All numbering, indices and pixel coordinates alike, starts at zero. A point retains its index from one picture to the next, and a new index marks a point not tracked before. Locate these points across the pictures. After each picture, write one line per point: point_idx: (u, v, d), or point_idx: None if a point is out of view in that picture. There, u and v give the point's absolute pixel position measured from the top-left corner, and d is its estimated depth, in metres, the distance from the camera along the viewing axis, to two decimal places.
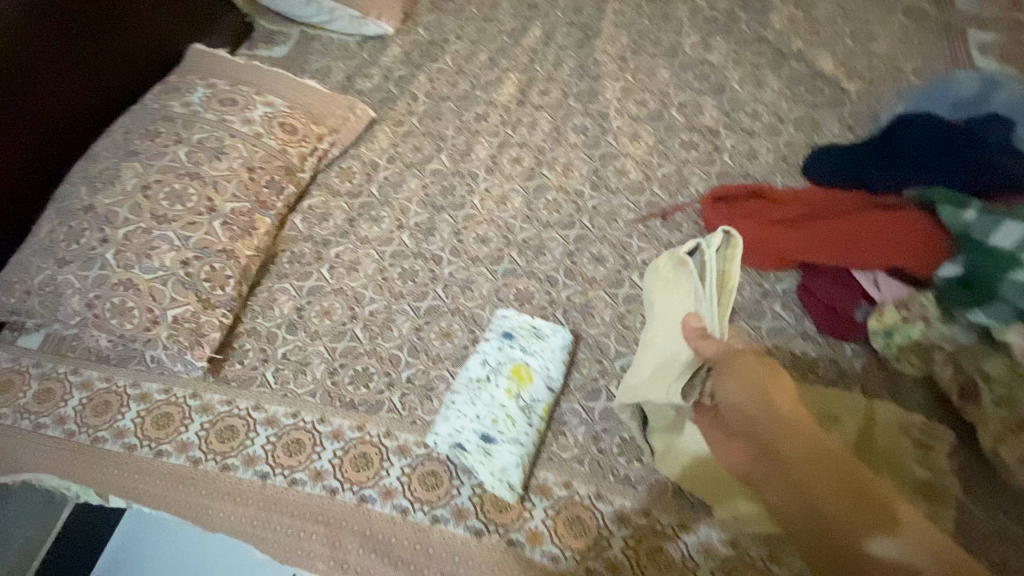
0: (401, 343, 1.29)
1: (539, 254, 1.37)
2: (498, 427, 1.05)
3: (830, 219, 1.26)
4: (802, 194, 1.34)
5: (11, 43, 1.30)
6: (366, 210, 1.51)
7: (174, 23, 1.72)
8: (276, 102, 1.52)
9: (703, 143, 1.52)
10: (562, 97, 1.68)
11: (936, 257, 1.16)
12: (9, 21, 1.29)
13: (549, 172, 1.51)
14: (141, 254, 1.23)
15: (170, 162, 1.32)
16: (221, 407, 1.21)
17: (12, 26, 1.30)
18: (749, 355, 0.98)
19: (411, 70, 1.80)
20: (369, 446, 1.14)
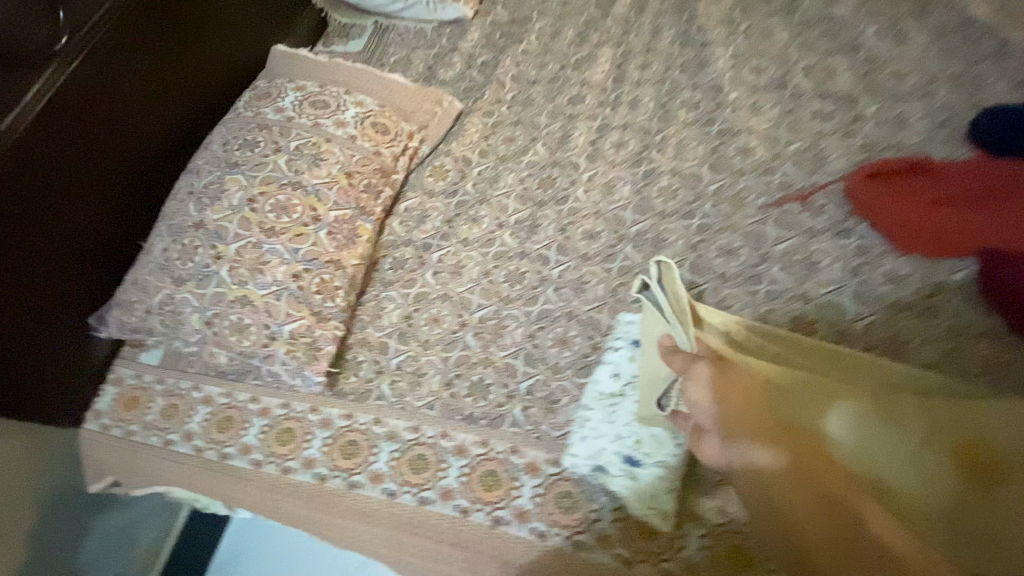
0: (516, 351, 1.21)
1: (659, 248, 1.25)
2: (643, 449, 0.96)
3: (1005, 201, 1.15)
4: (966, 169, 1.21)
5: (119, 59, 1.28)
6: (464, 208, 1.43)
7: (254, 26, 1.68)
8: (366, 101, 1.47)
9: (839, 113, 1.36)
10: (664, 71, 1.53)
11: None
12: (117, 35, 1.27)
13: (659, 156, 1.38)
14: (254, 270, 1.21)
15: (272, 172, 1.29)
16: (342, 422, 1.19)
17: (120, 41, 1.28)
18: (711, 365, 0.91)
19: (494, 55, 1.70)
20: (495, 463, 1.08)
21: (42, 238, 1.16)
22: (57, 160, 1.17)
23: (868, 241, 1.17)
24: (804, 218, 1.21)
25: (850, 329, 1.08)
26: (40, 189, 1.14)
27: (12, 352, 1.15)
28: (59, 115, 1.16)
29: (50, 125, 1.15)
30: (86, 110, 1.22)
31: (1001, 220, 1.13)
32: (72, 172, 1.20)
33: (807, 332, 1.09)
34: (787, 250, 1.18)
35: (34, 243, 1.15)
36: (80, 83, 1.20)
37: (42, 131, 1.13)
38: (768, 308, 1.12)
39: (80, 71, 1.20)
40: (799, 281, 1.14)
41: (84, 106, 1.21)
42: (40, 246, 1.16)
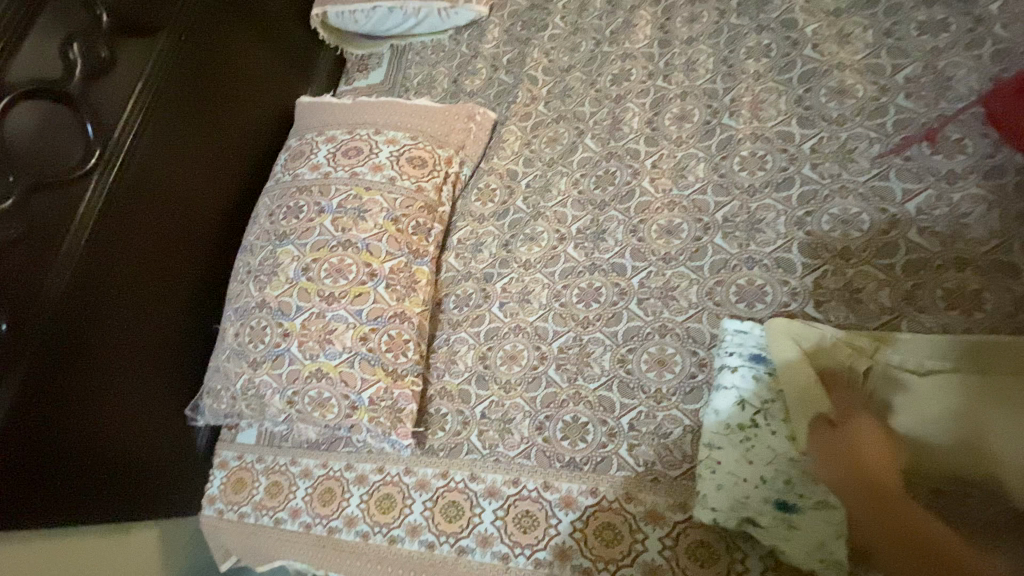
0: (609, 381, 1.08)
1: (754, 232, 1.06)
2: (796, 490, 0.79)
3: None
4: None
5: (153, 158, 1.28)
6: (520, 227, 1.31)
7: (279, 86, 1.66)
8: (397, 136, 1.38)
9: (955, 17, 1.08)
10: (719, 17, 1.30)
11: None
12: (146, 137, 1.27)
13: (732, 121, 1.17)
14: (323, 341, 1.16)
15: (320, 237, 1.24)
16: (438, 482, 1.13)
17: (150, 141, 1.28)
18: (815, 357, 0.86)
19: (519, 49, 1.55)
20: (612, 514, 0.98)
21: (121, 348, 1.21)
22: (117, 273, 1.20)
23: None
24: (938, 162, 0.97)
25: None
26: (110, 305, 1.19)
27: (120, 458, 1.23)
28: (110, 232, 1.18)
29: (103, 242, 1.17)
30: (135, 218, 1.24)
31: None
32: (135, 278, 1.24)
33: (973, 307, 0.87)
34: (922, 206, 0.95)
35: (117, 356, 1.20)
36: (122, 193, 1.21)
37: (98, 250, 1.16)
38: (914, 285, 0.91)
39: (121, 182, 1.21)
40: (946, 242, 0.92)
41: (132, 214, 1.23)
42: (123, 357, 1.22)
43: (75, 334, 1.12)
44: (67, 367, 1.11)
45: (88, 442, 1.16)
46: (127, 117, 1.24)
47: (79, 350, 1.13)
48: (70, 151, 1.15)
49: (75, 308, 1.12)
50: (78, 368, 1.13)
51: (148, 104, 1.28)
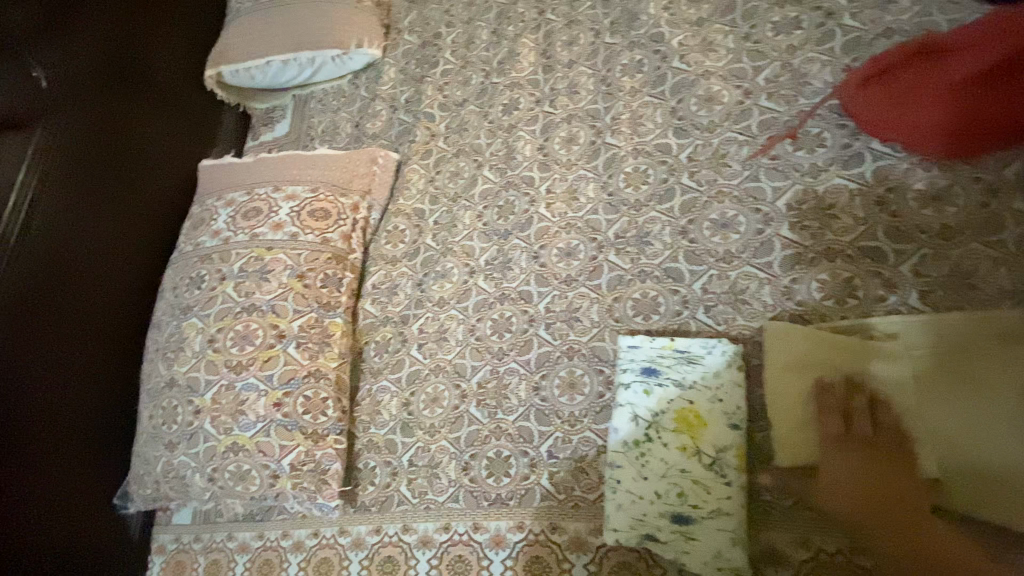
0: (526, 411, 1.08)
1: (644, 245, 1.09)
2: (689, 501, 0.81)
3: None
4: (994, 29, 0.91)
5: (49, 245, 1.25)
6: (431, 265, 1.30)
7: (181, 154, 1.64)
8: (298, 191, 1.37)
9: (806, 13, 1.11)
10: (595, 38, 1.33)
11: None
12: (39, 225, 1.24)
13: (615, 139, 1.20)
14: (235, 414, 1.15)
15: (225, 305, 1.23)
16: (373, 538, 1.11)
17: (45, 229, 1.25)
18: (705, 364, 0.89)
19: (415, 87, 1.56)
20: (539, 547, 0.96)
21: (33, 446, 1.16)
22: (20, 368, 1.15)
23: (888, 160, 0.93)
24: (801, 157, 0.99)
25: (898, 276, 0.87)
26: (16, 406, 1.14)
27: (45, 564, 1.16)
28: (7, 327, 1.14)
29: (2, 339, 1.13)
30: (35, 308, 1.20)
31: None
32: (42, 373, 1.19)
33: (845, 294, 0.89)
34: (791, 202, 0.97)
35: (32, 457, 1.16)
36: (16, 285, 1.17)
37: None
38: (791, 280, 0.93)
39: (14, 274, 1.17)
40: (817, 235, 0.94)
41: (31, 310, 1.19)
42: (38, 457, 1.17)
43: None
44: None
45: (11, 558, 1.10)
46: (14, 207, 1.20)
47: None
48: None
49: None
50: None
51: (37, 190, 1.25)
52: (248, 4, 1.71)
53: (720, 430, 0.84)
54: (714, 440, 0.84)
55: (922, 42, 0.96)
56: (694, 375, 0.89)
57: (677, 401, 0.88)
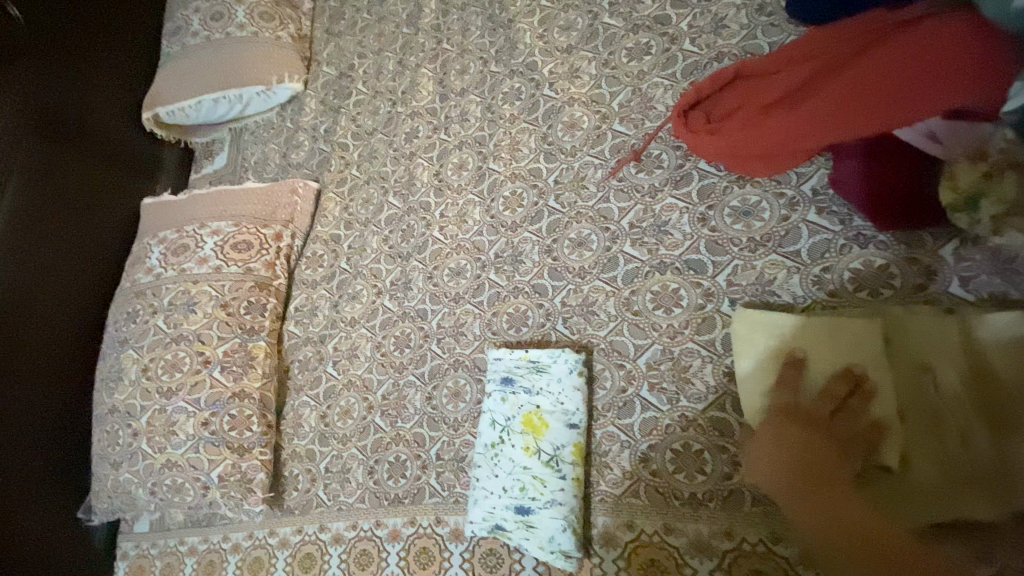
0: (420, 419, 1.20)
1: (518, 263, 1.20)
2: (529, 494, 0.93)
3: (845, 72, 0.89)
4: (797, 54, 0.97)
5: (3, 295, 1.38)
6: (344, 287, 1.42)
7: (123, 196, 1.75)
8: (221, 226, 1.50)
9: (655, 39, 1.19)
10: (482, 67, 1.43)
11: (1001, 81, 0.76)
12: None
13: (497, 164, 1.31)
14: (167, 434, 1.30)
15: (156, 336, 1.37)
16: (297, 537, 1.24)
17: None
18: (553, 370, 1.01)
19: (333, 118, 1.67)
20: (426, 539, 1.09)
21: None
22: None
23: (710, 179, 1.03)
24: (642, 179, 1.10)
25: (715, 287, 0.96)
26: None
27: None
28: None
29: None
30: None
31: (854, 88, 0.86)
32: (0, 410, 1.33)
33: (671, 305, 0.99)
34: (633, 221, 1.08)
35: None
36: None
37: None
38: (630, 292, 1.04)
39: None
40: (652, 250, 1.04)
41: None
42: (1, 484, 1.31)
43: None
44: None
45: None
46: None
47: None
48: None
49: None
50: None
51: None
52: (176, 49, 1.81)
53: (558, 430, 0.97)
54: (554, 439, 0.96)
55: (741, 67, 1.02)
56: (541, 383, 1.01)
57: (527, 408, 1.00)
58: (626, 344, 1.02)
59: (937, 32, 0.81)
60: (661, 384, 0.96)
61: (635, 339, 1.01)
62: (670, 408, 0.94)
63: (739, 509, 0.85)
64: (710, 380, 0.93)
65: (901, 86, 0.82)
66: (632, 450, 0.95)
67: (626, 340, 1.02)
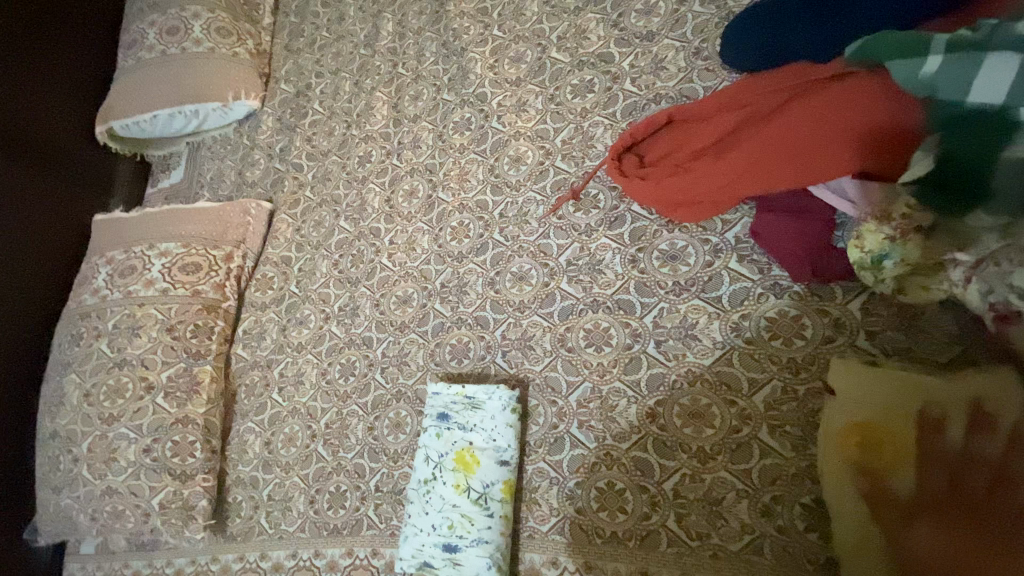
0: (361, 449, 1.21)
1: (462, 294, 1.22)
2: (457, 532, 0.94)
3: (762, 127, 0.91)
4: (726, 102, 0.98)
5: None
6: (293, 311, 1.42)
7: (74, 211, 1.72)
8: (171, 247, 1.48)
9: (598, 77, 1.21)
10: (435, 94, 1.44)
11: (895, 153, 0.79)
12: None
13: (445, 194, 1.32)
14: (108, 460, 1.28)
15: (99, 360, 1.35)
16: (238, 564, 1.25)
17: None
18: (488, 406, 1.03)
19: (289, 137, 1.66)
20: (362, 570, 1.10)
21: None
22: None
23: (643, 222, 1.05)
24: (580, 218, 1.12)
25: (642, 329, 0.99)
26: None
27: None
28: None
29: None
30: None
31: (768, 146, 0.88)
32: None
33: (601, 344, 1.02)
34: (570, 258, 1.10)
35: None
36: None
37: None
38: (565, 329, 1.06)
39: None
40: (586, 289, 1.07)
41: None
42: None
43: None
44: None
45: None
46: None
47: None
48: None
49: None
50: None
51: None
52: (131, 62, 1.78)
53: (489, 467, 0.98)
54: (484, 477, 0.97)
55: (679, 111, 1.03)
56: (476, 420, 1.02)
57: (460, 444, 1.01)
58: (559, 381, 1.04)
59: (848, 91, 0.82)
60: (588, 422, 0.99)
61: (567, 376, 1.03)
62: (597, 447, 0.96)
63: (655, 549, 0.87)
64: (634, 420, 0.95)
65: (812, 142, 0.84)
66: (560, 487, 0.97)
67: (559, 377, 1.04)
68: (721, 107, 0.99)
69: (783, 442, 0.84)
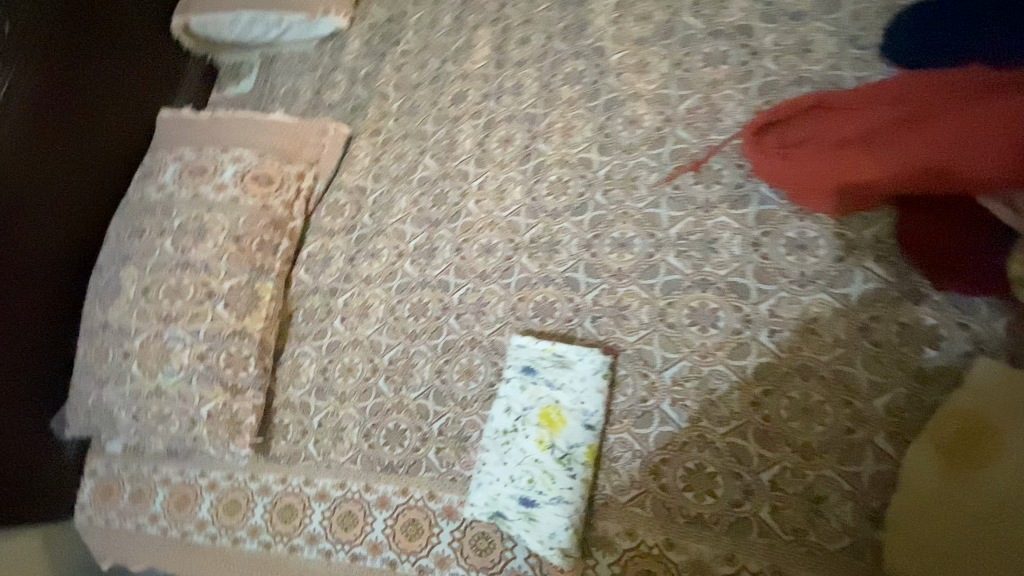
0: (426, 391, 1.17)
1: (553, 252, 1.17)
2: (536, 487, 0.92)
3: (929, 125, 0.90)
4: (884, 94, 0.97)
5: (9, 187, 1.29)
6: (364, 243, 1.37)
7: (138, 105, 1.63)
8: (245, 155, 1.42)
9: (734, 50, 1.15)
10: (545, 41, 1.36)
11: None
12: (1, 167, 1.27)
13: (545, 145, 1.26)
14: (161, 361, 1.24)
15: (161, 258, 1.30)
16: (278, 486, 1.22)
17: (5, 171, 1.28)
18: (579, 366, 0.99)
19: (376, 63, 1.58)
20: (416, 511, 1.09)
21: None
22: None
23: (770, 205, 1.01)
24: (698, 191, 1.07)
25: (755, 314, 0.95)
26: None
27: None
28: None
29: None
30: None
31: (937, 145, 0.88)
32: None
33: (708, 324, 0.98)
34: (682, 232, 1.05)
35: None
36: None
37: None
38: (666, 303, 1.02)
39: None
40: (696, 266, 1.02)
41: None
42: None
43: None
44: None
45: None
46: None
47: None
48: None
49: None
50: None
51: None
52: None
53: (575, 428, 0.95)
54: (569, 437, 0.94)
55: (829, 94, 1.01)
56: (564, 379, 0.99)
57: (546, 400, 0.98)
58: (653, 355, 0.99)
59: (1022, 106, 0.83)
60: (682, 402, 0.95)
61: (663, 352, 0.99)
62: (691, 429, 0.93)
63: (744, 537, 0.85)
64: (735, 407, 0.92)
65: (989, 147, 0.84)
66: (644, 461, 0.94)
67: (654, 351, 1.00)
68: (873, 98, 0.98)
69: (900, 450, 0.83)
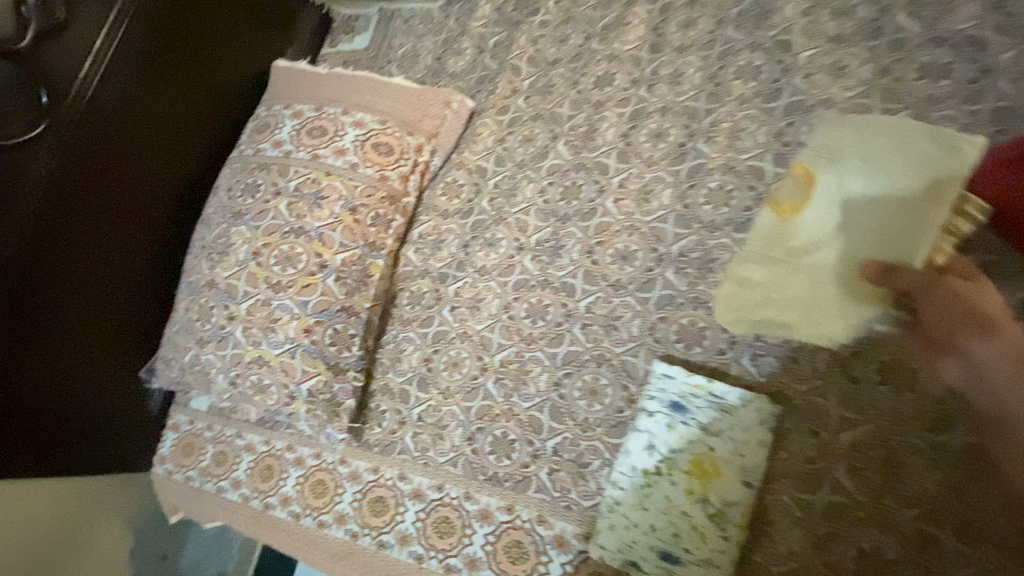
0: (541, 403, 1.07)
1: (708, 271, 1.04)
2: (683, 544, 0.85)
3: None
4: None
5: (127, 126, 1.23)
6: (481, 230, 1.26)
7: (256, 51, 1.54)
8: (366, 119, 1.33)
9: (960, 63, 1.01)
10: (715, 27, 1.21)
11: None
12: (120, 103, 1.21)
13: (705, 147, 1.12)
14: (267, 329, 1.18)
15: (274, 221, 1.23)
16: (369, 476, 1.16)
17: (124, 109, 1.22)
18: (741, 414, 0.89)
19: (508, 31, 1.45)
20: (521, 533, 1.01)
21: (84, 318, 1.19)
22: (85, 245, 1.17)
23: (1000, 256, 0.87)
24: None
25: None
26: (75, 278, 1.16)
27: (68, 427, 1.22)
28: (76, 202, 1.14)
29: (73, 212, 1.14)
30: (105, 188, 1.19)
31: None
32: (101, 253, 1.20)
33: (905, 385, 0.86)
34: None
35: (83, 328, 1.19)
36: (90, 159, 1.16)
37: (65, 220, 1.13)
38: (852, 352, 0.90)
39: (89, 148, 1.16)
40: None
41: (100, 187, 1.19)
42: (85, 332, 1.20)
43: (41, 303, 1.11)
44: (30, 340, 1.10)
45: (44, 415, 1.17)
46: (97, 79, 1.18)
47: (40, 321, 1.11)
48: (15, 121, 1.08)
49: (44, 276, 1.11)
50: (39, 340, 1.12)
51: (121, 67, 1.21)
52: None
53: (731, 484, 0.87)
54: (724, 491, 0.86)
55: None
56: (721, 426, 0.89)
57: (697, 446, 0.89)
58: (829, 411, 0.89)
59: None
60: (863, 476, 0.84)
61: (843, 410, 0.88)
62: (870, 509, 0.83)
63: None
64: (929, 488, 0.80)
65: None
66: (807, 531, 0.85)
67: (830, 407, 0.89)
68: None
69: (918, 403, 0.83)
